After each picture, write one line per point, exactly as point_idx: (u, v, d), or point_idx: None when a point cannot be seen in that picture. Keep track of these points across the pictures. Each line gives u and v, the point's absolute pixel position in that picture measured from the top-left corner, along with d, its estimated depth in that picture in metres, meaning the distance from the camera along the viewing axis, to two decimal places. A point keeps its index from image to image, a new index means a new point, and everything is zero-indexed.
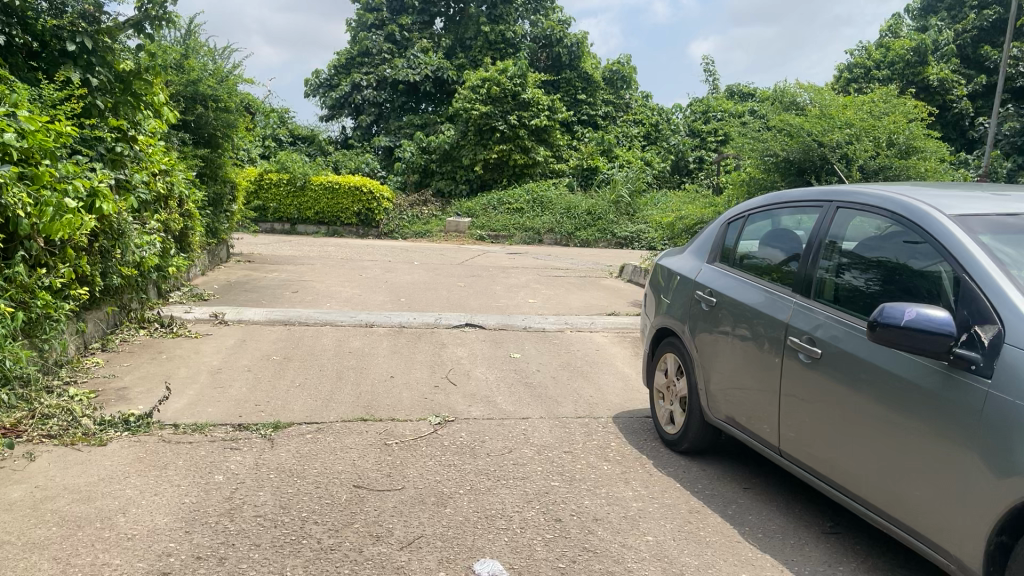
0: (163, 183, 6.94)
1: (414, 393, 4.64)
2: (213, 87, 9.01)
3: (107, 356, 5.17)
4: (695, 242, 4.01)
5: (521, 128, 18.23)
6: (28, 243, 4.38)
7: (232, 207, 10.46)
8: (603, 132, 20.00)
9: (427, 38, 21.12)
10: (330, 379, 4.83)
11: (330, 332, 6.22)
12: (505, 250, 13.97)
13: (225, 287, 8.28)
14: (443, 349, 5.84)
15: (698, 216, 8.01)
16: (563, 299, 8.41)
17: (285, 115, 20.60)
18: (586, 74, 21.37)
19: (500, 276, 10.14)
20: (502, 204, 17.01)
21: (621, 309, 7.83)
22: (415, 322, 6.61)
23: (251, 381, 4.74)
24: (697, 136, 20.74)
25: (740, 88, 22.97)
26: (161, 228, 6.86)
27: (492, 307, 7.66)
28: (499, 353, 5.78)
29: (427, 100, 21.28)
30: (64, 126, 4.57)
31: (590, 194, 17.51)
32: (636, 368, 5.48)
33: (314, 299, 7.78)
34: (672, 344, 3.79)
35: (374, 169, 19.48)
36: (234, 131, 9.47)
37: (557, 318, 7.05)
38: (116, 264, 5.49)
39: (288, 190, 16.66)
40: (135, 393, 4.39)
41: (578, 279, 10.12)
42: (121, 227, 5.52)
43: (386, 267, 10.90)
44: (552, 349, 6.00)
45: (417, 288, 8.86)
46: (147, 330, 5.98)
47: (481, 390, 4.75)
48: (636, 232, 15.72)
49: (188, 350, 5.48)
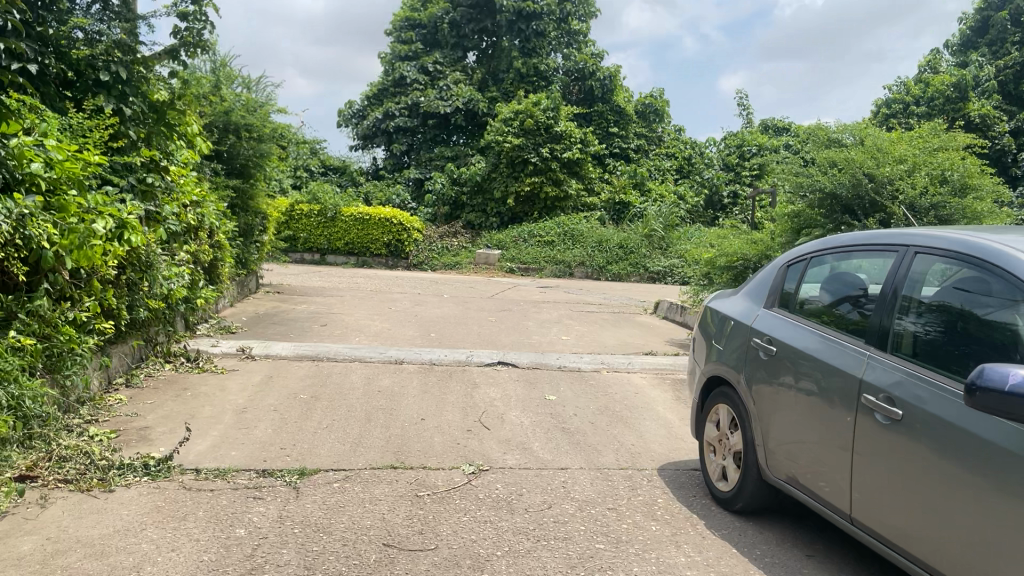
0: (194, 214, 6.86)
1: (447, 437, 4.41)
2: (246, 117, 8.98)
3: (130, 392, 5.02)
4: (750, 286, 3.77)
5: (552, 161, 18.12)
6: (52, 276, 4.25)
7: (263, 237, 10.40)
8: (635, 165, 19.84)
9: (460, 71, 21.20)
10: (359, 421, 4.62)
11: (359, 369, 6.03)
12: (536, 283, 13.78)
13: (253, 319, 8.15)
14: (476, 389, 5.61)
15: (739, 253, 7.76)
16: (597, 336, 8.16)
17: (317, 145, 20.73)
18: (618, 108, 21.30)
19: (532, 311, 9.92)
20: (533, 236, 16.86)
21: (659, 348, 7.57)
22: (446, 360, 6.40)
23: (277, 421, 4.54)
24: (731, 170, 20.51)
25: (774, 123, 22.75)
26: (191, 260, 6.75)
27: (525, 344, 7.43)
28: (534, 394, 5.55)
29: (459, 133, 21.30)
30: (92, 156, 4.51)
31: (621, 228, 17.31)
32: (679, 414, 5.21)
33: (342, 333, 7.61)
34: (726, 394, 3.55)
35: (404, 201, 19.43)
36: (266, 162, 9.42)
37: (593, 357, 6.80)
38: (143, 297, 5.37)
39: (318, 221, 16.67)
40: (157, 433, 4.21)
41: (612, 315, 9.87)
42: (149, 259, 5.41)
43: (416, 300, 10.75)
44: (589, 391, 5.75)
45: (447, 322, 8.67)
46: (173, 364, 5.84)
47: (516, 436, 4.51)
48: (670, 267, 15.58)
49: (213, 387, 5.30)
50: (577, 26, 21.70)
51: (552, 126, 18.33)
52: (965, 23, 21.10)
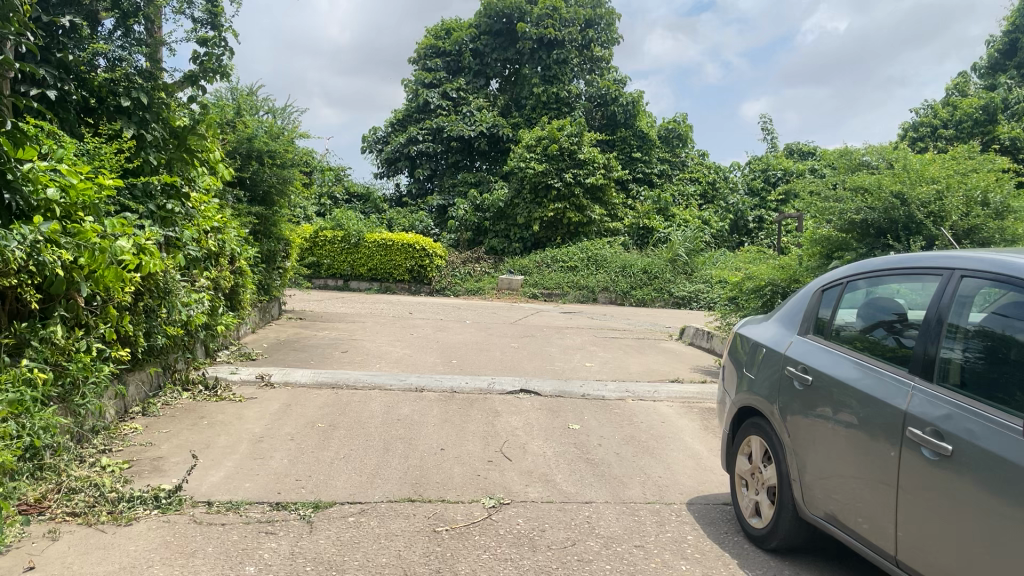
0: (215, 240, 6.84)
1: (467, 468, 4.27)
2: (268, 143, 9.00)
3: (146, 421, 4.94)
4: (783, 311, 3.62)
5: (576, 187, 18.03)
6: (68, 302, 4.21)
7: (285, 263, 10.38)
8: (659, 190, 19.71)
9: (483, 97, 21.27)
10: (377, 451, 4.49)
11: (379, 397, 5.91)
12: (559, 309, 13.62)
13: (274, 346, 8.09)
14: (498, 418, 5.46)
15: (767, 277, 7.57)
16: (622, 363, 7.98)
17: (342, 172, 20.86)
18: (641, 133, 21.22)
19: (555, 337, 9.77)
20: (556, 262, 16.74)
21: (685, 375, 7.37)
22: (467, 388, 6.27)
23: (293, 452, 4.43)
24: (756, 195, 20.30)
25: (799, 147, 22.54)
26: (211, 286, 6.72)
27: (548, 371, 7.28)
28: (558, 423, 5.39)
29: (482, 159, 21.32)
30: (106, 181, 4.58)
31: (645, 253, 17.15)
32: (708, 445, 5.02)
33: (362, 360, 7.51)
34: (758, 426, 3.38)
35: (427, 227, 19.42)
36: (289, 188, 9.43)
37: (618, 385, 6.63)
38: (161, 323, 5.32)
39: (342, 247, 16.70)
40: (170, 464, 4.11)
41: (636, 341, 9.69)
42: (168, 286, 5.38)
43: (438, 326, 10.64)
44: (614, 420, 5.58)
45: (469, 349, 8.54)
46: (191, 392, 5.76)
47: (539, 467, 4.35)
48: (695, 292, 15.21)
49: (230, 415, 5.21)
50: (600, 52, 21.73)
51: (576, 152, 18.28)
52: (994, 45, 20.83)
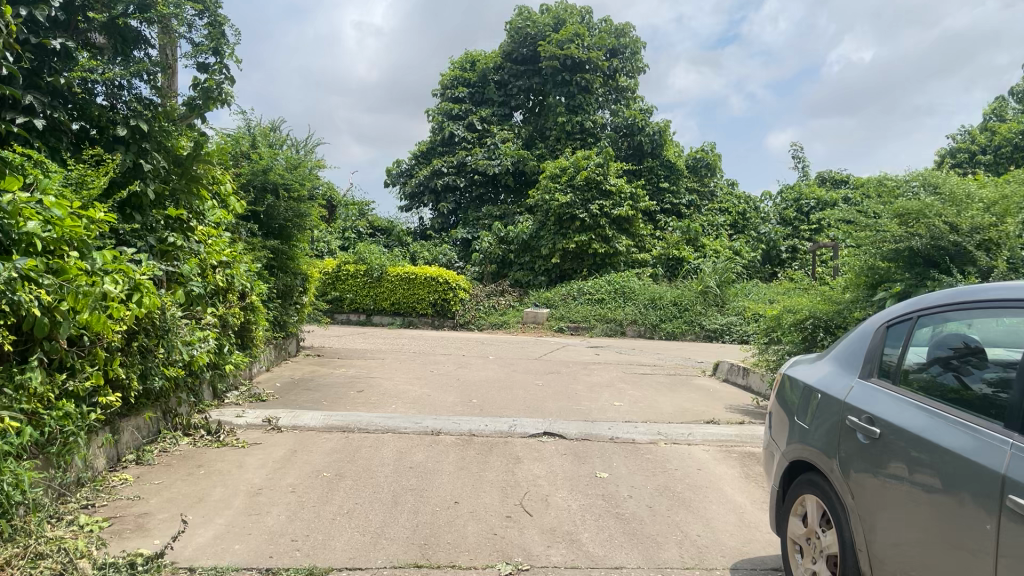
0: (223, 275, 6.56)
1: (482, 526, 3.84)
2: (284, 175, 8.77)
3: (139, 471, 4.59)
4: (839, 350, 3.17)
5: (602, 218, 17.65)
6: (49, 343, 3.91)
7: (303, 298, 10.08)
8: (688, 220, 19.25)
9: (507, 129, 21.10)
10: (384, 505, 4.09)
11: (392, 442, 5.51)
12: (586, 343, 13.17)
13: (288, 386, 7.74)
14: (518, 465, 5.03)
15: (808, 309, 7.07)
16: (653, 402, 7.50)
17: (366, 207, 20.75)
18: (668, 163, 20.86)
19: (582, 374, 9.32)
20: (583, 294, 16.32)
21: (721, 415, 6.88)
22: (487, 431, 5.84)
23: (293, 506, 4.04)
24: (789, 224, 19.79)
25: (832, 175, 22.04)
26: (218, 324, 6.42)
27: (574, 411, 6.83)
28: (584, 471, 4.94)
29: (507, 191, 21.05)
30: (97, 214, 4.33)
31: (675, 285, 16.67)
32: (750, 497, 4.53)
33: (377, 400, 7.12)
34: (815, 483, 2.92)
35: (451, 259, 19.11)
36: (306, 222, 9.18)
37: (649, 427, 6.17)
38: (158, 364, 5.01)
39: (364, 281, 16.44)
40: (155, 522, 3.73)
41: (667, 378, 9.19)
42: (166, 323, 5.10)
43: (460, 362, 10.25)
44: (646, 466, 5.11)
45: (491, 387, 8.13)
46: (192, 438, 5.41)
47: (562, 524, 3.91)
48: (727, 325, 14.65)
49: (230, 464, 4.84)
50: (625, 82, 21.49)
51: (602, 182, 17.94)
52: None
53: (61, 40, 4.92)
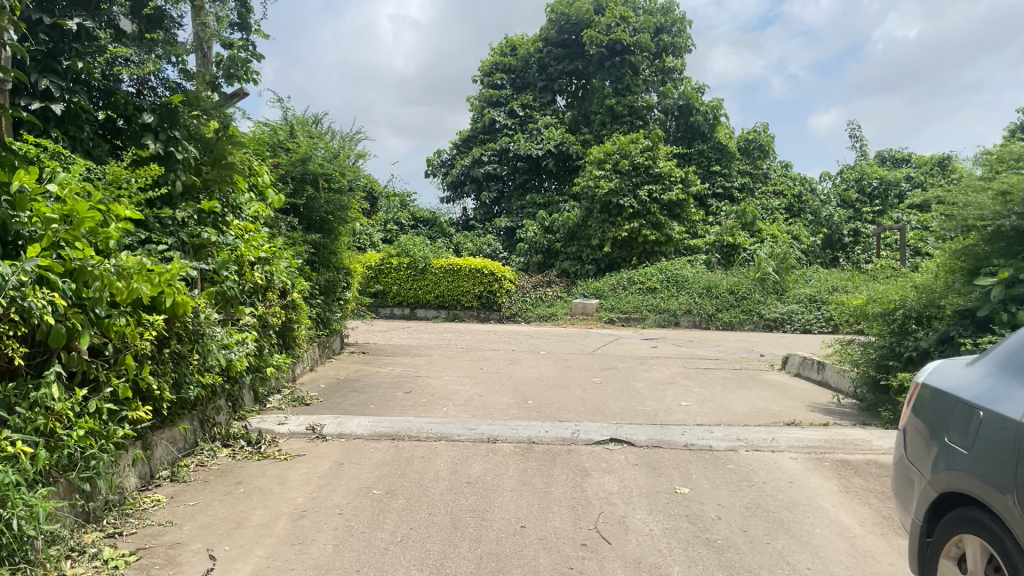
0: (262, 272, 6.16)
1: (554, 557, 3.35)
2: (324, 165, 8.38)
3: (173, 489, 4.19)
4: (1004, 357, 2.61)
5: (652, 203, 17.02)
6: (67, 354, 3.51)
7: (347, 294, 9.69)
8: (742, 204, 18.48)
9: (550, 114, 20.53)
10: (442, 531, 3.62)
11: (446, 451, 5.05)
12: (639, 335, 12.60)
13: (332, 387, 7.35)
14: (587, 478, 4.52)
15: (896, 298, 6.41)
16: (723, 401, 6.92)
17: (408, 198, 20.41)
18: (720, 145, 20.12)
19: (641, 369, 8.76)
20: (634, 283, 15.74)
21: (802, 416, 6.27)
22: (549, 438, 5.34)
23: (341, 533, 3.60)
24: (850, 206, 18.99)
25: (892, 154, 21.15)
26: (257, 323, 6.03)
27: (639, 413, 6.30)
28: (662, 486, 4.41)
29: (551, 178, 20.49)
30: (123, 209, 3.96)
31: (731, 272, 15.95)
32: (858, 518, 3.96)
33: (427, 402, 6.66)
34: (978, 522, 2.37)
35: (496, 250, 18.61)
36: (348, 214, 8.77)
37: (726, 431, 5.60)
38: (193, 371, 4.63)
39: (408, 275, 16.07)
40: (188, 555, 3.31)
41: (733, 372, 8.58)
42: (200, 327, 4.69)
43: (511, 357, 9.77)
44: (729, 480, 4.56)
45: (546, 386, 7.63)
46: (231, 450, 5.01)
47: (647, 555, 3.40)
48: (788, 313, 13.92)
49: (272, 480, 4.41)
50: (671, 62, 20.76)
51: (651, 167, 17.30)
52: None
53: (79, 19, 4.57)
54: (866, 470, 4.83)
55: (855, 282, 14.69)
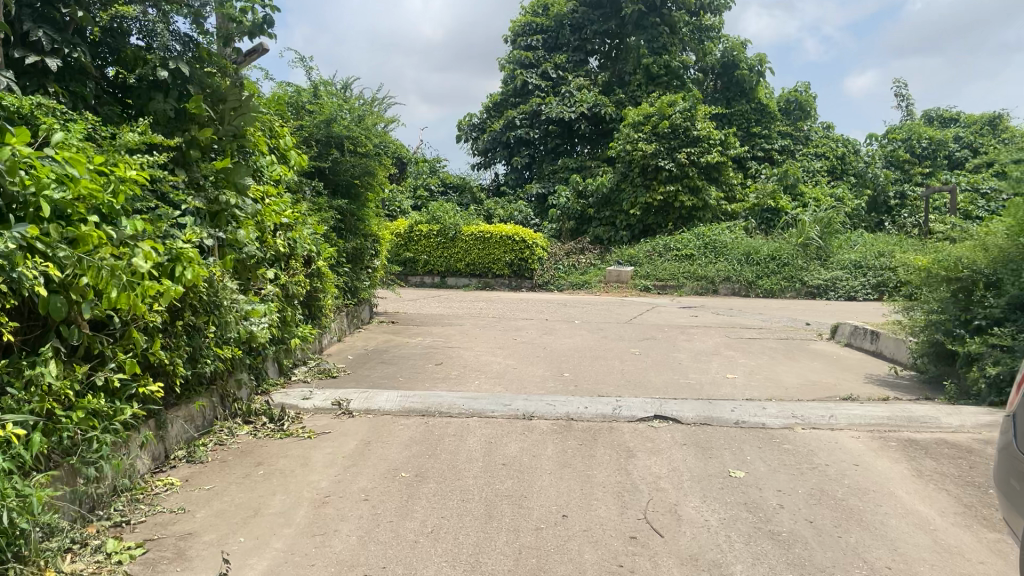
0: (284, 238, 5.86)
1: (602, 553, 3.02)
2: (350, 126, 8.04)
3: (188, 471, 3.92)
4: None
5: (690, 166, 16.43)
6: (68, 329, 3.22)
7: (375, 262, 9.39)
8: (783, 166, 17.84)
9: (583, 76, 19.93)
10: (476, 521, 3.30)
11: (479, 429, 4.73)
12: (677, 303, 12.16)
13: (360, 358, 7.09)
14: (632, 460, 4.17)
15: (964, 258, 5.89)
16: (772, 374, 6.51)
17: (437, 163, 20.06)
18: (760, 106, 19.47)
19: (681, 339, 8.36)
20: (670, 249, 15.26)
21: (859, 390, 5.86)
22: (588, 414, 5.00)
23: (367, 522, 3.29)
24: (899, 167, 18.25)
25: (940, 113, 20.28)
26: (281, 292, 5.74)
27: (683, 387, 5.93)
28: (715, 469, 4.05)
29: (583, 142, 19.95)
30: (129, 170, 3.63)
31: (772, 238, 15.40)
32: (936, 507, 3.57)
33: (458, 375, 6.35)
34: None
35: (527, 216, 18.20)
36: (375, 178, 8.44)
37: (780, 407, 5.21)
38: (209, 344, 4.33)
39: (438, 242, 15.71)
40: (200, 548, 3.02)
41: (779, 342, 8.15)
42: (216, 297, 4.38)
43: (544, 327, 9.43)
44: (788, 462, 4.18)
45: (583, 357, 7.29)
46: (252, 427, 4.74)
47: (704, 550, 3.05)
48: (832, 280, 13.37)
49: (295, 461, 4.12)
50: (709, 20, 20.12)
51: (689, 129, 16.70)
52: None
53: None
54: (937, 450, 4.42)
55: (903, 247, 14.08)
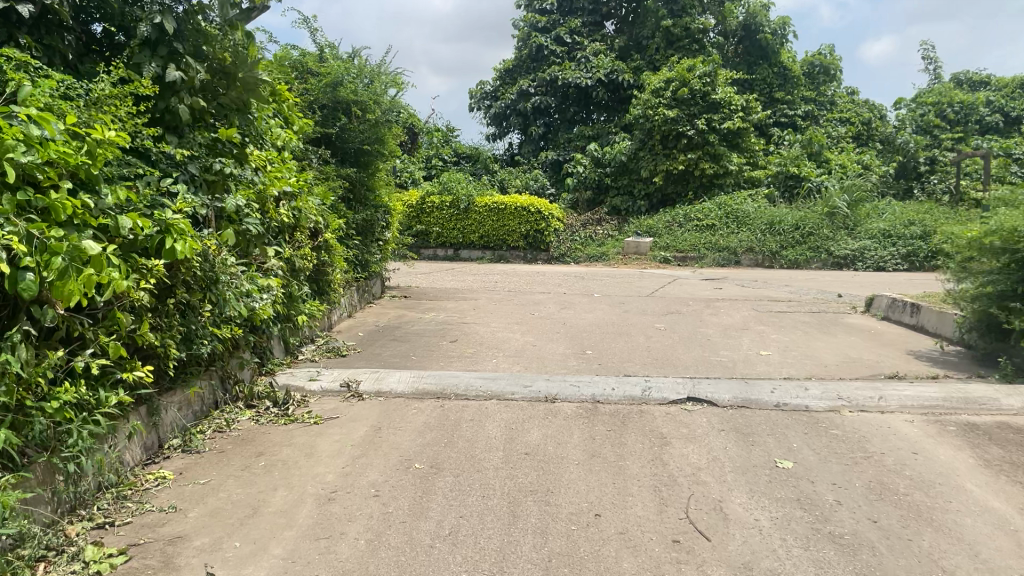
0: (289, 208, 5.50)
1: (643, 561, 2.66)
2: (358, 90, 7.63)
3: (182, 463, 3.58)
4: None
5: (711, 133, 15.90)
6: (42, 309, 2.87)
7: (386, 235, 9.01)
8: (807, 132, 17.28)
9: (599, 40, 19.31)
10: (500, 522, 2.95)
11: (499, 414, 4.37)
12: (698, 275, 11.72)
13: (371, 335, 6.75)
14: (667, 449, 3.80)
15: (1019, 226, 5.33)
16: (808, 350, 6.11)
17: (450, 133, 19.62)
18: (783, 70, 18.90)
19: (707, 313, 7.95)
20: (690, 220, 14.82)
21: (905, 368, 5.46)
22: (616, 397, 4.64)
23: (377, 522, 2.95)
24: (928, 132, 17.70)
25: (969, 76, 19.59)
26: (286, 267, 5.40)
27: (716, 366, 5.55)
28: (759, 459, 3.67)
29: (600, 110, 19.42)
30: (108, 131, 3.25)
31: (796, 206, 14.89)
32: (1013, 504, 3.19)
33: (475, 353, 5.99)
34: None
35: (542, 186, 17.72)
36: (386, 144, 8.04)
37: (823, 387, 4.82)
38: (205, 323, 3.99)
39: (451, 214, 15.30)
40: (190, 555, 2.69)
41: (811, 316, 7.73)
42: (214, 272, 4.03)
43: (563, 301, 9.05)
44: (839, 451, 3.80)
45: (605, 332, 6.91)
46: (255, 412, 4.41)
47: (759, 558, 2.69)
48: (860, 250, 12.89)
49: (299, 450, 3.78)
50: None
51: (709, 94, 16.19)
52: None
53: None
54: (1001, 436, 4.02)
55: (934, 216, 13.57)
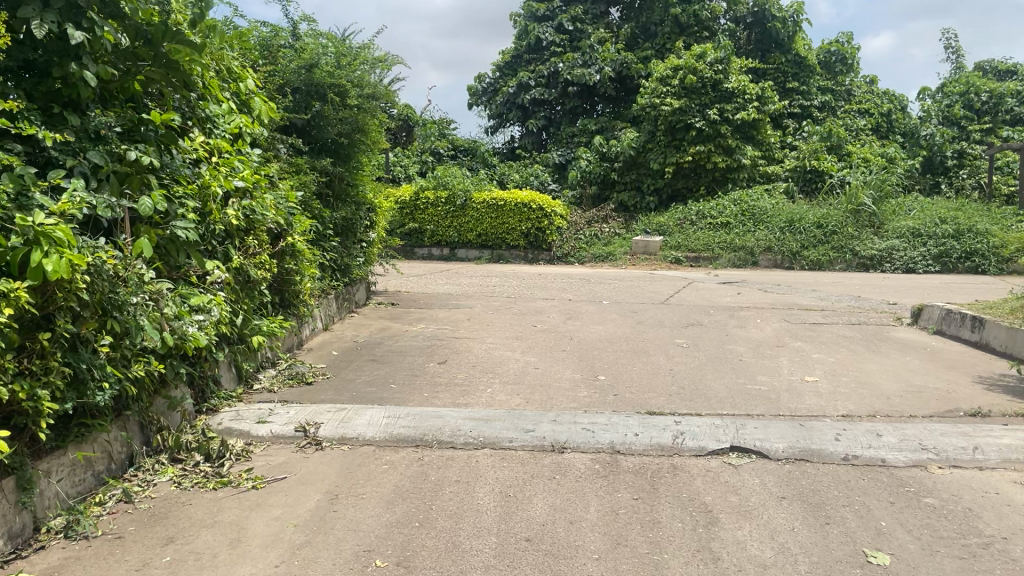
0: (240, 209, 4.53)
1: None
2: (333, 71, 6.65)
3: (58, 561, 2.62)
4: None
5: (723, 124, 14.91)
6: None
7: (371, 235, 8.03)
8: (825, 124, 16.31)
9: (604, 28, 18.31)
10: None
11: (491, 473, 3.40)
12: (715, 277, 10.78)
13: (345, 355, 5.78)
14: (717, 531, 2.84)
15: None
16: (862, 376, 5.14)
17: (448, 126, 18.67)
18: (798, 58, 17.91)
19: (733, 326, 6.98)
20: (702, 218, 13.90)
21: (988, 402, 4.49)
22: (640, 446, 3.68)
23: None
24: (955, 124, 16.78)
25: (995, 65, 18.63)
26: (235, 279, 4.43)
27: (758, 398, 4.57)
28: (842, 549, 2.71)
29: (604, 101, 18.49)
30: None
31: (817, 203, 13.94)
32: None
33: (466, 380, 5.03)
34: None
35: (544, 182, 16.72)
36: (366, 134, 7.08)
37: (898, 432, 3.84)
38: (106, 362, 3.02)
39: (446, 211, 14.38)
40: None
41: (851, 329, 6.76)
42: (119, 293, 3.06)
43: (569, 309, 8.07)
44: (945, 534, 2.84)
45: (620, 351, 5.94)
46: (179, 469, 3.44)
47: None
48: (888, 250, 11.96)
49: (222, 535, 2.82)
50: None
51: (721, 82, 15.24)
52: None
53: None
54: None
55: (966, 214, 12.65)
